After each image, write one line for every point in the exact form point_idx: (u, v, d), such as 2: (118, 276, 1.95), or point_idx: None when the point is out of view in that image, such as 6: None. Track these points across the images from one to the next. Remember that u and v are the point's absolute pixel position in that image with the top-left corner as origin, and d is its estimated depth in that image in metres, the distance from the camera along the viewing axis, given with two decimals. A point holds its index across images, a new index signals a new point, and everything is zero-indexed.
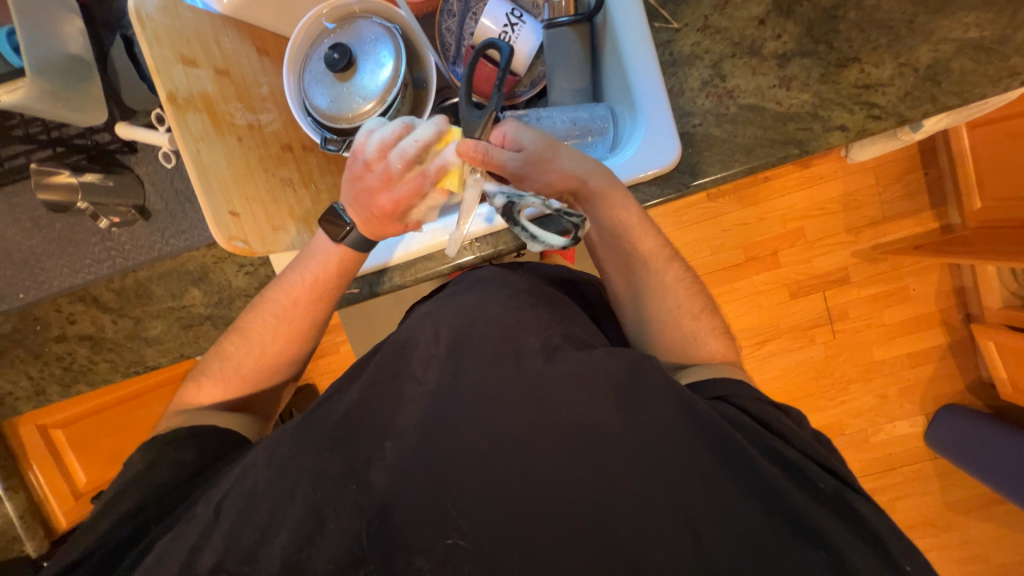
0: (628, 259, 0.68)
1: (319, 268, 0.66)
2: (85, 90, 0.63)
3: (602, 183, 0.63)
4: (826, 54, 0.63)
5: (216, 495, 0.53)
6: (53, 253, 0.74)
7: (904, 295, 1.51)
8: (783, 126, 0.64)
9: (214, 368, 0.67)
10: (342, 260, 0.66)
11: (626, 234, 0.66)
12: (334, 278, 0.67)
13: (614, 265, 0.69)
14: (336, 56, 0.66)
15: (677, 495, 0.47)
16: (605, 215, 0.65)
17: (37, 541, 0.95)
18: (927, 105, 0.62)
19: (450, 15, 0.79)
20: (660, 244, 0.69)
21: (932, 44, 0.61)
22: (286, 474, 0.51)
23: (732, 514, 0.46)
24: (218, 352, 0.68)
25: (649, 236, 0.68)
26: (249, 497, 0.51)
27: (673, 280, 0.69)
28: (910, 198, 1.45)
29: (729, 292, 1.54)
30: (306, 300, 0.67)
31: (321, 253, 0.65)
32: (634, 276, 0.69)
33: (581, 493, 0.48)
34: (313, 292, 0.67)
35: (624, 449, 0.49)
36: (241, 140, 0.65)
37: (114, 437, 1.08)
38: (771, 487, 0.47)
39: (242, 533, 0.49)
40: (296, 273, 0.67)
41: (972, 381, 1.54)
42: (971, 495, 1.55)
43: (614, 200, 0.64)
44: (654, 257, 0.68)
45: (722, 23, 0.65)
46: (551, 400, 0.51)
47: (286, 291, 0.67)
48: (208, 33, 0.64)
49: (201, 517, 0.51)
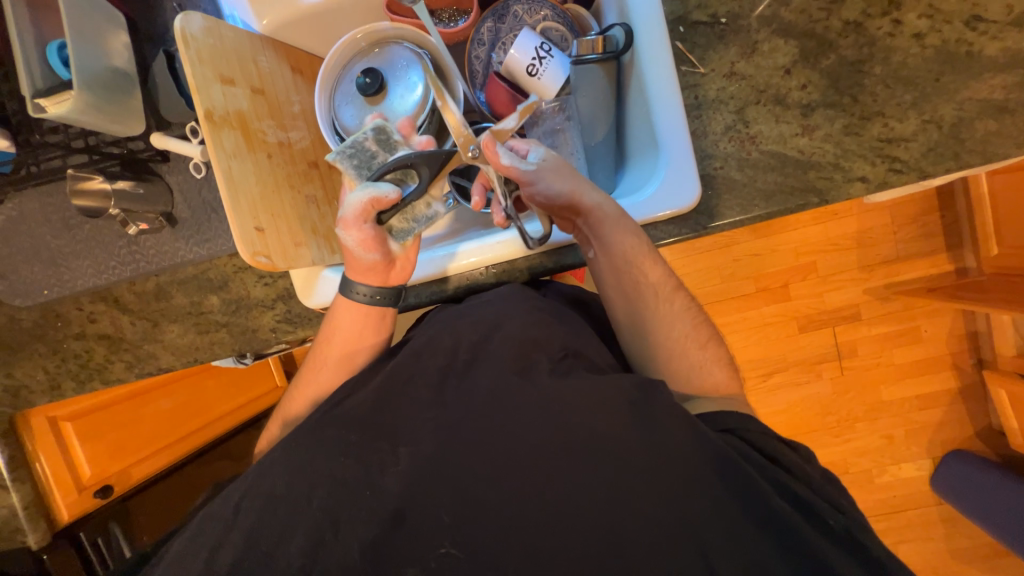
0: (633, 287, 0.65)
1: (350, 331, 0.67)
2: (128, 103, 0.66)
3: (610, 207, 0.63)
4: (850, 106, 0.64)
5: (226, 507, 0.54)
6: (81, 253, 0.76)
7: (915, 336, 1.50)
8: (803, 174, 0.65)
9: (278, 414, 0.72)
10: (371, 319, 0.68)
11: (636, 261, 0.64)
12: (356, 335, 0.67)
13: (619, 294, 0.66)
14: (367, 80, 0.69)
15: (694, 529, 0.46)
16: (615, 240, 0.63)
17: (40, 534, 0.93)
18: (949, 161, 0.62)
19: (481, 44, 0.80)
20: (666, 271, 0.66)
21: (956, 103, 0.61)
22: (294, 494, 0.51)
23: (748, 557, 0.45)
24: (286, 402, 0.70)
25: (655, 263, 0.65)
26: (258, 512, 0.51)
27: (683, 309, 0.66)
28: (925, 240, 1.44)
29: (738, 322, 1.53)
30: (338, 355, 0.67)
31: (345, 316, 0.67)
32: (643, 303, 0.65)
33: (590, 532, 0.47)
34: (348, 349, 0.68)
35: (640, 480, 0.48)
36: (270, 157, 0.67)
37: (121, 431, 1.10)
38: (794, 529, 0.45)
39: (249, 551, 0.49)
40: (328, 330, 0.68)
41: (981, 428, 1.51)
42: (976, 544, 1.52)
43: (624, 224, 0.63)
44: (660, 287, 0.66)
45: (748, 70, 0.66)
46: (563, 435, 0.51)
47: (324, 352, 0.68)
48: (247, 52, 0.66)
49: (211, 530, 0.52)
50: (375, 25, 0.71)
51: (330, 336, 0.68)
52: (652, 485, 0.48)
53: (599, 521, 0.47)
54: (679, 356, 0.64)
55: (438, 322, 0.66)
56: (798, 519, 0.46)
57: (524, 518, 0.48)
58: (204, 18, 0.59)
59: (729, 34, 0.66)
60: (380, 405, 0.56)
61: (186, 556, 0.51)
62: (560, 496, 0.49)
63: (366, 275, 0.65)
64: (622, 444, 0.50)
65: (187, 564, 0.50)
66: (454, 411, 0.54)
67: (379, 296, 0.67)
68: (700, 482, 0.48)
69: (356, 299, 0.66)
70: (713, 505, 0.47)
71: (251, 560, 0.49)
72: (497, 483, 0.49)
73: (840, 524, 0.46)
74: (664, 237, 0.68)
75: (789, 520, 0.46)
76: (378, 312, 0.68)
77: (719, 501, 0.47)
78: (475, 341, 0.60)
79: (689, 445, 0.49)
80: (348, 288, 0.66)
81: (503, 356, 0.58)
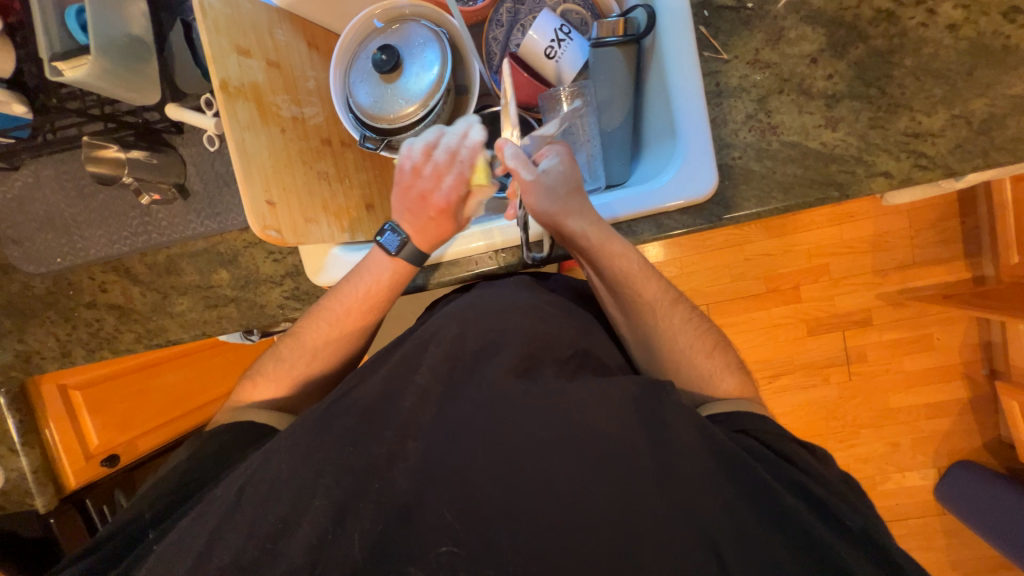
0: (633, 306, 0.65)
1: (374, 282, 0.68)
2: (143, 72, 0.65)
3: (597, 233, 0.63)
4: (876, 98, 0.62)
5: (234, 477, 0.54)
6: (93, 223, 0.77)
7: (927, 343, 1.47)
8: (824, 166, 0.63)
9: (267, 369, 0.69)
10: (392, 273, 0.68)
11: (626, 284, 0.64)
12: (386, 292, 0.69)
13: (619, 309, 0.67)
14: (384, 57, 0.66)
15: (700, 522, 0.46)
16: (603, 264, 0.64)
17: (48, 497, 0.94)
18: (977, 159, 0.60)
19: (499, 26, 0.79)
20: (664, 287, 0.65)
21: (988, 98, 0.59)
22: (302, 467, 0.52)
23: (752, 551, 0.45)
24: (281, 355, 0.69)
25: (651, 282, 0.64)
26: (264, 483, 0.52)
27: (682, 324, 0.64)
28: (943, 246, 1.41)
29: (748, 322, 1.51)
30: (357, 310, 0.69)
31: (379, 266, 0.68)
32: (642, 321, 0.64)
33: (591, 522, 0.47)
34: (366, 303, 0.68)
35: (644, 473, 0.48)
36: (284, 132, 0.66)
37: (130, 402, 1.12)
38: (792, 525, 0.45)
39: (255, 522, 0.50)
40: (350, 284, 0.68)
41: (991, 440, 1.48)
42: (978, 556, 1.50)
43: (612, 249, 0.63)
44: (660, 303, 0.64)
45: (773, 58, 0.64)
46: (568, 422, 0.51)
47: (343, 297, 0.68)
48: (264, 25, 0.65)
49: (221, 499, 0.53)
50: (393, 2, 0.71)
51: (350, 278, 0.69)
52: (656, 477, 0.48)
53: (604, 513, 0.47)
54: (690, 345, 0.64)
55: (451, 309, 0.66)
56: (808, 517, 0.46)
57: (529, 502, 0.48)
58: None
59: (754, 20, 0.64)
60: (385, 385, 0.56)
61: (194, 525, 0.52)
62: (564, 485, 0.48)
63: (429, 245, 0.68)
64: (628, 431, 0.50)
65: (195, 531, 0.51)
66: (461, 399, 0.54)
67: (410, 248, 0.67)
68: (705, 477, 0.47)
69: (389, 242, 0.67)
70: (719, 499, 0.47)
71: (257, 530, 0.50)
72: (504, 473, 0.49)
73: (845, 523, 0.46)
74: (678, 227, 0.67)
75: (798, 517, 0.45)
76: (404, 266, 0.68)
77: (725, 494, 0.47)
78: (485, 335, 0.60)
79: (693, 437, 0.49)
80: (400, 244, 0.66)
81: (510, 343, 0.58)
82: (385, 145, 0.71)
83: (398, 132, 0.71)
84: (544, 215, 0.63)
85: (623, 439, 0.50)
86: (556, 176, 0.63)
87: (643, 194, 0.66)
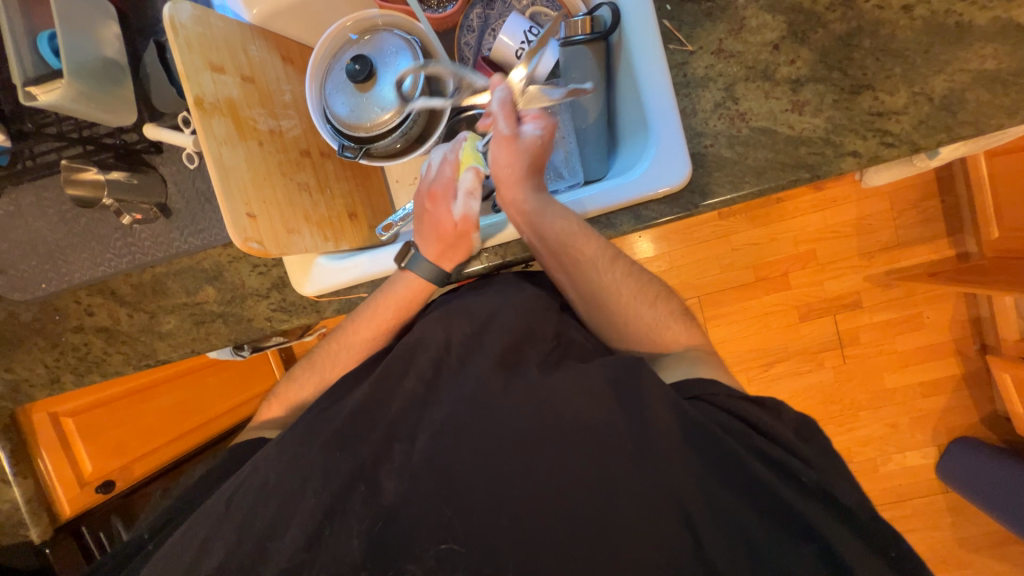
0: (574, 265, 0.64)
1: (397, 297, 0.69)
2: (119, 93, 0.66)
3: (538, 203, 0.65)
4: (839, 81, 0.63)
5: (224, 491, 0.54)
6: (76, 247, 0.77)
7: (917, 322, 1.49)
8: (794, 149, 0.64)
9: (280, 389, 0.72)
10: (421, 292, 0.70)
11: (566, 244, 0.63)
12: (406, 309, 0.70)
13: (562, 271, 0.66)
14: (357, 67, 0.67)
15: (691, 500, 0.46)
16: (543, 227, 0.63)
17: (42, 527, 0.93)
18: (941, 133, 0.61)
19: (470, 31, 0.81)
20: (603, 244, 0.64)
21: (947, 75, 0.61)
22: (292, 476, 0.52)
23: (742, 529, 0.45)
24: (298, 375, 0.72)
25: (591, 239, 0.64)
26: (257, 496, 0.52)
27: (624, 276, 0.65)
28: (925, 226, 1.44)
29: (739, 312, 1.52)
30: (378, 327, 0.70)
31: (402, 283, 0.70)
32: (583, 276, 0.64)
33: (583, 507, 0.47)
34: (386, 319, 0.70)
35: (633, 461, 0.48)
36: (261, 145, 0.67)
37: (122, 427, 1.10)
38: (783, 504, 0.45)
39: (248, 535, 0.50)
40: (374, 303, 0.70)
41: (987, 414, 1.50)
42: (984, 532, 1.50)
43: (552, 213, 0.64)
44: (598, 260, 0.64)
45: (736, 47, 0.66)
46: (556, 412, 0.51)
47: (374, 311, 0.70)
48: (237, 41, 0.66)
49: (212, 516, 0.52)
50: (364, 13, 0.72)
51: (380, 297, 0.70)
52: (646, 464, 0.48)
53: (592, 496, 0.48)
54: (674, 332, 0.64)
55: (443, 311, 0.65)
56: (800, 491, 0.45)
57: (519, 497, 0.48)
58: (193, 6, 0.59)
59: (716, 11, 0.66)
60: (374, 389, 0.56)
61: (186, 541, 0.52)
62: (552, 472, 0.49)
63: (455, 250, 0.69)
64: (614, 422, 0.50)
65: (188, 549, 0.51)
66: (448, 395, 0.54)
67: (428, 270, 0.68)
68: (690, 459, 0.47)
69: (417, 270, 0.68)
70: (709, 480, 0.47)
71: (252, 543, 0.50)
72: (493, 467, 0.50)
73: (843, 500, 0.45)
74: (657, 217, 0.68)
75: (792, 488, 0.45)
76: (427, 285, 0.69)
77: (714, 474, 0.47)
78: (469, 330, 0.60)
79: (675, 411, 0.49)
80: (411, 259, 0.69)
81: (497, 342, 0.58)
82: (363, 153, 0.72)
83: (376, 139, 0.72)
84: (501, 171, 0.64)
85: (607, 425, 0.50)
86: (532, 139, 0.65)
87: (622, 185, 0.67)
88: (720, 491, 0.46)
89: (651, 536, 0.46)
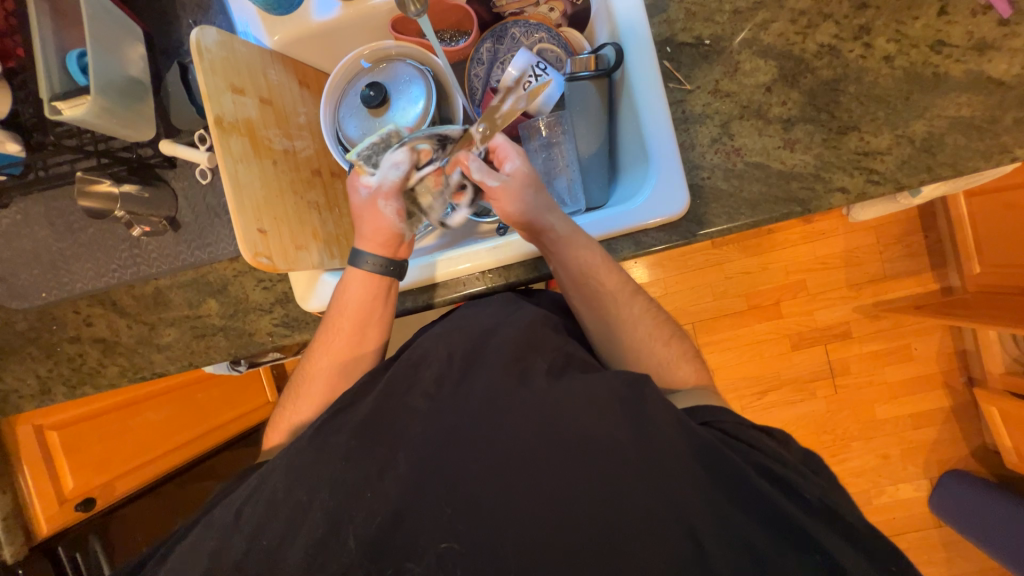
0: (594, 295, 0.66)
1: (357, 302, 0.67)
2: (140, 110, 0.68)
3: (567, 228, 0.66)
4: (827, 122, 0.68)
5: (234, 502, 0.53)
6: (81, 257, 0.77)
7: (905, 353, 1.52)
8: (786, 184, 0.68)
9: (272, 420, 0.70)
10: (379, 291, 0.68)
11: (590, 274, 0.66)
12: (365, 308, 0.68)
13: (581, 301, 0.67)
14: (372, 93, 0.71)
15: (685, 511, 0.46)
16: (567, 257, 0.65)
17: (16, 547, 0.89)
18: (923, 173, 0.65)
19: (480, 63, 0.85)
20: (624, 278, 0.67)
21: (927, 120, 0.65)
22: (305, 481, 0.51)
23: (739, 534, 0.46)
24: (286, 407, 0.69)
25: (612, 272, 0.66)
26: (269, 504, 0.51)
27: (641, 313, 0.67)
28: (910, 259, 1.49)
29: (731, 339, 1.55)
30: (341, 338, 0.67)
31: (356, 285, 0.67)
32: (602, 308, 0.66)
33: (592, 524, 0.47)
34: (353, 326, 0.67)
35: (644, 485, 0.47)
36: (275, 163, 0.69)
37: (106, 444, 1.07)
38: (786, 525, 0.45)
39: (259, 548, 0.49)
40: (334, 313, 0.68)
41: (977, 447, 1.51)
42: (979, 569, 1.49)
43: (579, 241, 0.65)
44: (619, 293, 0.67)
45: (732, 87, 0.70)
46: (560, 417, 0.51)
47: (335, 323, 0.67)
48: (258, 66, 0.69)
49: (222, 524, 0.51)
50: (380, 43, 0.75)
51: (339, 309, 0.68)
52: (648, 473, 0.48)
53: (594, 509, 0.47)
54: (660, 353, 0.65)
55: (436, 330, 0.64)
56: (797, 513, 0.46)
57: (528, 516, 0.47)
58: (218, 32, 0.62)
59: (712, 54, 0.70)
60: (377, 411, 0.54)
61: (189, 560, 0.50)
62: (557, 488, 0.48)
63: (369, 237, 0.68)
64: (613, 436, 0.50)
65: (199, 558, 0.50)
66: (451, 414, 0.53)
67: (380, 265, 0.68)
68: (688, 466, 0.48)
69: (365, 269, 0.67)
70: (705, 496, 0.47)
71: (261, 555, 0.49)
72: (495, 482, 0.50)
73: (844, 523, 0.46)
74: (655, 244, 0.70)
75: (791, 507, 0.46)
76: (382, 279, 0.68)
77: (709, 488, 0.47)
78: (472, 348, 0.59)
79: (677, 432, 0.49)
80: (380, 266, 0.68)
81: (501, 347, 0.58)
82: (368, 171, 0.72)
83: None
84: (521, 211, 0.66)
85: (607, 439, 0.50)
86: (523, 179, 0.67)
87: (622, 214, 0.70)
88: (721, 508, 0.46)
89: (656, 553, 0.45)
